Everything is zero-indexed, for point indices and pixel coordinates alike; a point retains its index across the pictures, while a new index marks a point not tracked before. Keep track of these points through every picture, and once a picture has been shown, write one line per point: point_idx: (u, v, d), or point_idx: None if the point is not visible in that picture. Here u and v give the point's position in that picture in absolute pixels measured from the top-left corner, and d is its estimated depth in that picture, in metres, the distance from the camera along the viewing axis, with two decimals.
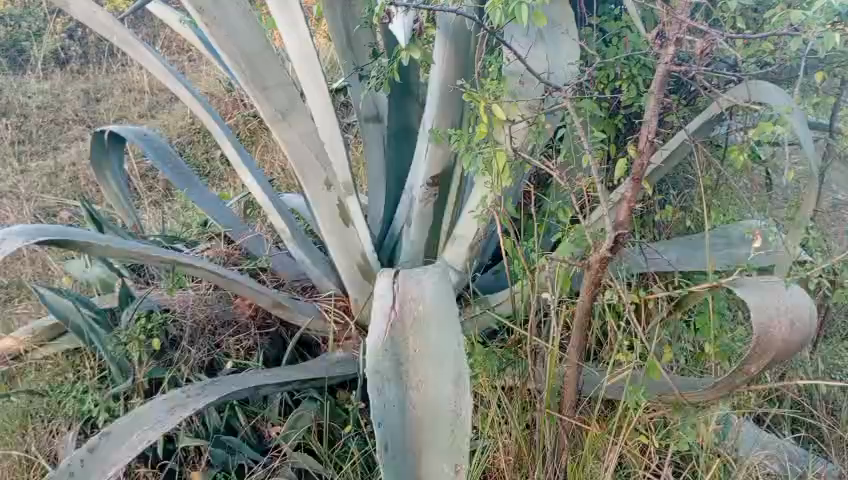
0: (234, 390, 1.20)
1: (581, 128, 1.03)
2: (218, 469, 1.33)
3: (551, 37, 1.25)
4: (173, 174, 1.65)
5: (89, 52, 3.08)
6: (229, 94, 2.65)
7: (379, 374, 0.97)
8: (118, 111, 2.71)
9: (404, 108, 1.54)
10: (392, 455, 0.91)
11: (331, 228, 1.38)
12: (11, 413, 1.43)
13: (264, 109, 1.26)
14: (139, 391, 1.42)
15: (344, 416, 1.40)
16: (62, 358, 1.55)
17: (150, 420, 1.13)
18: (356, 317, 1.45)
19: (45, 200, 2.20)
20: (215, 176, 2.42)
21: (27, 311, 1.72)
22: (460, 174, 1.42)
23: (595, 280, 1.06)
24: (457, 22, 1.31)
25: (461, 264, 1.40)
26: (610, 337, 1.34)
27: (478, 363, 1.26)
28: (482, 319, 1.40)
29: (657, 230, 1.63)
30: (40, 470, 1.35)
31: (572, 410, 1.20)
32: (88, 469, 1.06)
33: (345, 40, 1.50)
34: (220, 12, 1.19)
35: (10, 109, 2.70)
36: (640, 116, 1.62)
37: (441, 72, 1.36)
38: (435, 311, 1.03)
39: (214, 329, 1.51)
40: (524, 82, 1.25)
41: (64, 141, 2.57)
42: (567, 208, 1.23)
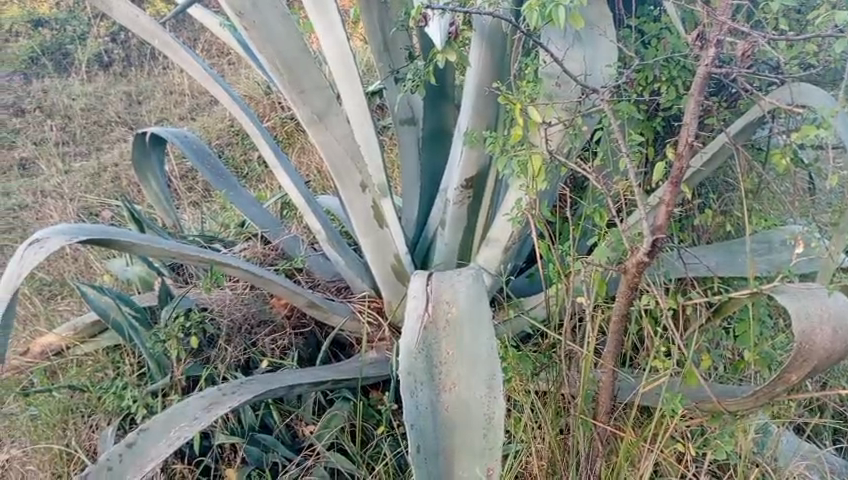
0: (270, 389, 1.21)
1: (619, 131, 1.01)
2: (252, 467, 1.35)
3: (588, 39, 1.24)
4: (213, 176, 1.67)
5: (132, 55, 3.14)
6: (266, 96, 2.68)
7: (412, 375, 0.96)
8: (159, 113, 2.76)
9: (438, 110, 1.54)
10: (425, 457, 0.92)
11: (366, 230, 1.38)
12: (53, 407, 1.47)
13: (301, 111, 1.27)
14: (177, 388, 1.44)
15: (377, 417, 1.40)
16: (102, 355, 1.57)
17: (187, 418, 1.14)
18: (390, 318, 1.45)
19: (88, 200, 2.25)
20: (253, 177, 2.45)
21: (69, 307, 1.76)
22: (494, 177, 1.41)
23: (632, 284, 1.04)
24: (494, 23, 1.31)
25: (495, 267, 1.39)
26: (647, 343, 1.32)
27: (511, 367, 1.26)
28: (516, 323, 1.40)
29: (696, 235, 1.61)
30: (78, 464, 1.39)
31: (607, 416, 1.19)
32: (127, 465, 1.08)
33: (381, 43, 1.51)
34: (259, 16, 1.20)
35: (56, 111, 2.77)
36: (679, 118, 1.60)
37: (476, 74, 1.35)
38: (468, 313, 1.03)
39: (251, 327, 1.53)
40: (560, 84, 1.25)
41: (106, 142, 2.63)
42: (603, 211, 1.21)
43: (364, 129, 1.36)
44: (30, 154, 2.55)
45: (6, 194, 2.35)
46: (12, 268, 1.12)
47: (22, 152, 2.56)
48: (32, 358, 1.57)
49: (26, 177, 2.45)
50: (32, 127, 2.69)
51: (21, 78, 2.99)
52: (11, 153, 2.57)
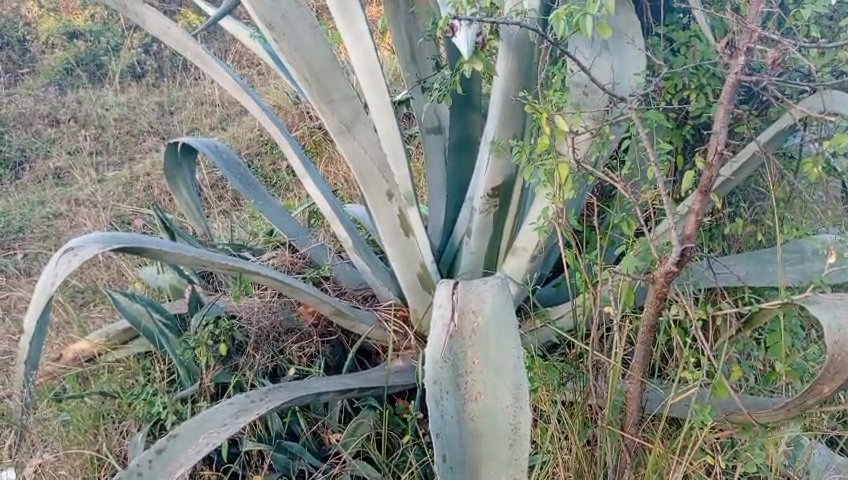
0: (298, 396, 1.23)
1: (647, 139, 1.00)
2: (279, 474, 1.36)
3: (616, 46, 1.24)
4: (242, 185, 1.70)
5: (164, 66, 3.20)
6: (295, 106, 2.71)
7: (438, 384, 0.96)
8: (191, 123, 2.81)
9: (465, 118, 1.54)
10: (450, 466, 0.91)
11: (392, 239, 1.39)
12: (85, 413, 1.50)
13: (328, 120, 1.29)
14: (205, 394, 1.47)
15: (403, 425, 1.41)
16: (133, 361, 1.61)
17: (216, 424, 1.15)
18: (416, 327, 1.46)
19: (121, 208, 2.29)
20: (281, 186, 2.48)
21: (102, 315, 1.79)
22: (521, 186, 1.41)
23: (660, 294, 1.03)
24: (521, 33, 1.30)
25: (521, 276, 1.39)
26: (676, 353, 1.31)
27: (538, 377, 1.25)
28: (542, 332, 1.40)
29: (726, 244, 1.59)
30: (108, 469, 1.42)
31: (636, 428, 1.16)
32: (156, 470, 1.08)
33: (409, 53, 1.53)
34: (289, 27, 1.22)
35: (90, 121, 2.83)
36: (709, 127, 1.58)
37: (503, 83, 1.35)
38: (494, 324, 1.03)
39: (279, 335, 1.54)
40: (587, 93, 1.27)
41: (139, 152, 2.68)
42: (631, 220, 1.20)
43: (388, 119, 1.34)
44: (64, 164, 2.61)
45: (41, 203, 2.40)
46: (47, 275, 1.15)
47: (57, 162, 2.62)
48: (64, 364, 1.60)
49: (61, 186, 2.51)
50: (67, 137, 2.75)
51: (57, 89, 3.06)
52: (46, 162, 2.63)
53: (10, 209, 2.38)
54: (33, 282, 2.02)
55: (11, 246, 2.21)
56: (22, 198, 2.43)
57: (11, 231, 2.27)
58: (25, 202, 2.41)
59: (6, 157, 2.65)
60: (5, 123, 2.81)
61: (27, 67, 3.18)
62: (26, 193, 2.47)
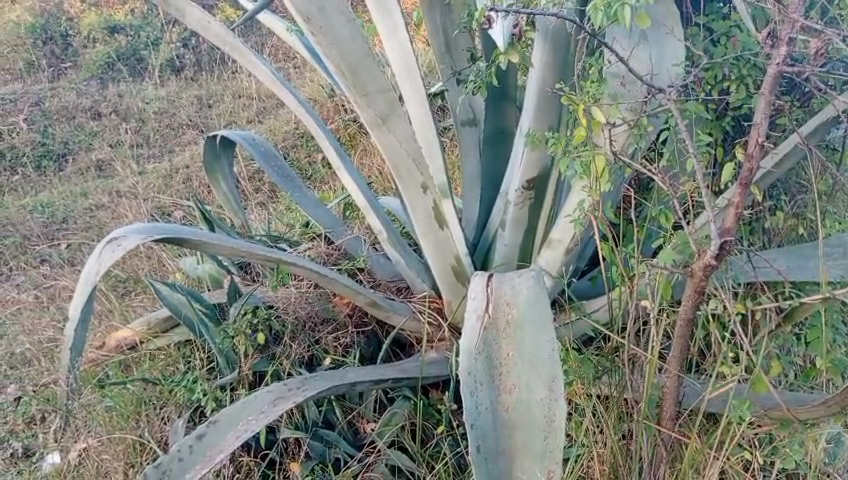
0: (333, 386, 1.24)
1: (686, 131, 0.98)
2: (316, 462, 1.39)
3: (655, 38, 1.23)
4: (279, 177, 1.72)
5: (202, 59, 3.24)
6: (330, 98, 2.73)
7: (472, 374, 0.97)
8: (228, 116, 2.85)
9: (500, 111, 1.54)
10: (485, 457, 0.92)
11: (427, 231, 1.40)
12: (127, 399, 1.54)
13: (364, 113, 1.30)
14: (244, 382, 1.50)
15: (437, 416, 1.42)
16: (174, 350, 1.64)
17: (254, 411, 1.17)
18: (450, 318, 1.47)
19: (161, 200, 2.34)
20: (317, 179, 2.51)
21: (143, 304, 1.83)
22: (556, 178, 1.40)
23: (698, 288, 1.01)
24: (558, 23, 1.29)
25: (556, 269, 1.38)
26: (713, 347, 1.29)
27: (572, 371, 1.28)
28: (577, 326, 1.39)
29: (766, 238, 1.56)
30: (150, 454, 1.46)
31: (672, 422, 1.15)
32: (196, 455, 1.11)
33: (443, 45, 1.52)
34: (326, 21, 1.23)
35: (131, 115, 2.89)
36: (750, 118, 1.56)
37: (539, 75, 1.35)
38: (529, 316, 1.03)
39: (315, 325, 1.56)
40: (624, 83, 1.23)
41: (178, 145, 2.73)
42: (669, 213, 1.18)
43: (420, 110, 1.35)
44: (106, 156, 2.67)
45: (84, 195, 2.46)
46: (91, 265, 1.18)
47: (99, 154, 2.67)
48: (108, 351, 1.65)
49: (102, 178, 2.57)
50: (109, 130, 2.81)
51: (98, 83, 3.12)
52: (89, 154, 2.69)
53: (54, 200, 2.44)
54: (77, 271, 2.07)
55: (55, 236, 2.27)
56: (66, 189, 2.49)
57: (55, 221, 2.33)
58: (68, 193, 2.47)
59: (50, 149, 2.71)
60: (49, 116, 2.87)
61: (70, 61, 3.25)
62: (70, 185, 2.53)
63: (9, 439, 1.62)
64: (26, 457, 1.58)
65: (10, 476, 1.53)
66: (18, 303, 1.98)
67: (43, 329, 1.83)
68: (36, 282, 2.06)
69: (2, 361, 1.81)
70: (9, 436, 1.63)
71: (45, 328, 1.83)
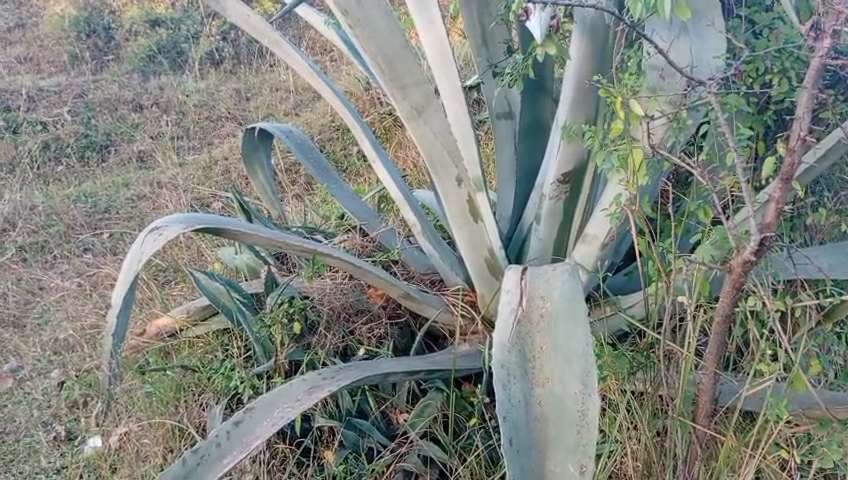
0: (366, 375, 1.25)
1: (726, 125, 0.96)
2: (349, 450, 1.41)
3: (695, 30, 1.21)
4: (315, 169, 1.74)
5: (241, 53, 3.28)
6: (366, 91, 2.74)
7: (505, 367, 0.97)
8: (266, 109, 2.88)
9: (537, 104, 1.53)
10: (517, 450, 0.91)
11: (461, 223, 1.40)
12: (167, 385, 1.58)
13: (400, 106, 1.30)
14: (280, 371, 1.52)
15: (469, 409, 1.42)
16: (213, 338, 1.68)
17: (290, 398, 1.20)
18: (483, 311, 1.47)
19: (201, 191, 2.38)
20: (352, 172, 2.53)
21: (182, 293, 1.87)
22: (593, 171, 1.40)
23: (737, 284, 0.99)
24: (596, 15, 1.28)
25: (591, 264, 1.38)
26: (751, 345, 1.28)
27: (607, 366, 1.27)
28: (612, 321, 1.40)
29: (808, 235, 1.53)
30: (189, 439, 1.50)
31: (707, 419, 1.13)
32: (233, 441, 1.13)
33: (480, 37, 1.51)
34: (363, 13, 1.23)
35: (172, 107, 2.94)
36: (792, 112, 1.53)
37: (576, 67, 1.34)
38: (564, 310, 1.03)
39: (349, 315, 1.58)
40: (664, 76, 1.22)
41: (217, 137, 2.77)
42: (708, 208, 1.15)
43: (455, 104, 1.35)
44: (147, 147, 2.72)
45: (126, 185, 2.51)
46: (133, 253, 1.21)
47: (140, 145, 2.73)
48: (148, 338, 1.68)
49: (144, 169, 2.62)
50: (150, 122, 2.86)
51: (139, 76, 3.18)
52: (130, 146, 2.75)
53: (97, 191, 2.50)
54: (118, 260, 2.12)
55: (98, 226, 2.32)
56: (108, 180, 2.55)
57: (98, 211, 2.39)
58: (111, 184, 2.53)
59: (93, 140, 2.76)
60: (92, 108, 2.92)
61: (112, 54, 3.30)
62: (112, 176, 2.59)
63: (53, 422, 1.67)
64: (68, 440, 1.63)
65: (54, 458, 1.58)
66: (62, 290, 2.04)
67: (85, 315, 1.87)
68: (79, 270, 2.12)
69: (46, 346, 1.86)
70: (53, 420, 1.68)
71: (88, 315, 1.88)
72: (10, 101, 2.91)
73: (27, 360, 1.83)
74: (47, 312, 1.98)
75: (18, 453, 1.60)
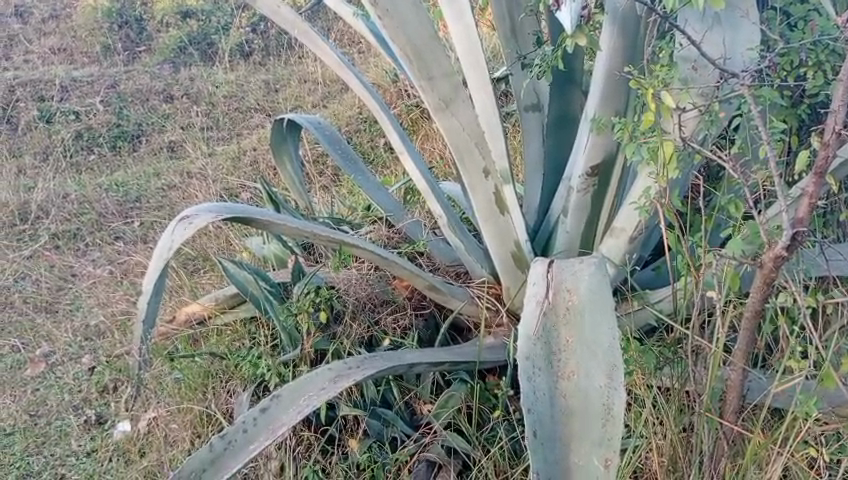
0: (391, 365, 1.26)
1: (759, 117, 0.94)
2: (373, 439, 1.42)
3: (728, 21, 1.20)
4: (342, 160, 1.75)
5: (270, 44, 3.31)
6: (393, 83, 2.74)
7: (530, 359, 0.97)
8: (294, 100, 2.90)
9: (566, 96, 1.51)
10: (542, 442, 0.90)
11: (487, 215, 1.39)
12: (195, 371, 1.61)
13: (428, 98, 1.30)
14: (306, 359, 1.53)
15: (493, 401, 1.41)
16: (240, 325, 1.69)
17: (315, 388, 1.20)
18: (508, 304, 1.47)
19: (229, 181, 2.41)
20: (379, 163, 2.54)
21: (211, 281, 1.89)
22: (622, 164, 1.38)
23: (767, 280, 0.97)
24: (627, 5, 1.27)
25: (619, 258, 1.37)
26: (781, 342, 1.26)
27: (633, 361, 1.25)
28: (639, 316, 1.38)
29: (841, 231, 1.50)
30: (216, 425, 1.52)
31: (735, 415, 1.12)
32: (260, 427, 1.14)
33: (509, 28, 1.51)
34: (393, 5, 1.23)
35: (202, 98, 2.97)
36: (827, 106, 1.49)
37: (606, 58, 1.32)
38: (590, 304, 1.03)
39: (375, 306, 1.59)
40: (696, 68, 1.20)
41: (246, 128, 2.80)
42: (740, 202, 1.14)
43: (485, 95, 1.34)
44: (178, 138, 2.75)
45: (156, 175, 2.55)
46: (163, 241, 1.23)
47: (171, 136, 2.76)
48: (178, 325, 1.71)
49: (174, 159, 2.66)
50: (180, 113, 2.90)
51: (170, 67, 3.22)
52: (161, 136, 2.78)
53: (128, 180, 2.54)
54: (149, 248, 2.15)
55: (129, 215, 2.36)
56: (139, 169, 2.59)
57: (129, 200, 2.42)
58: (141, 173, 2.56)
59: (124, 130, 2.80)
60: (124, 98, 2.96)
61: (144, 45, 3.34)
62: (143, 165, 2.62)
63: (83, 406, 1.70)
64: (98, 424, 1.66)
65: (84, 442, 1.61)
66: (93, 278, 2.08)
67: (116, 302, 1.92)
68: (110, 258, 2.16)
69: (78, 332, 1.90)
70: (83, 404, 1.71)
71: (119, 302, 1.92)
72: (44, 90, 2.95)
73: (58, 345, 1.87)
74: (78, 299, 2.02)
75: (49, 436, 1.63)
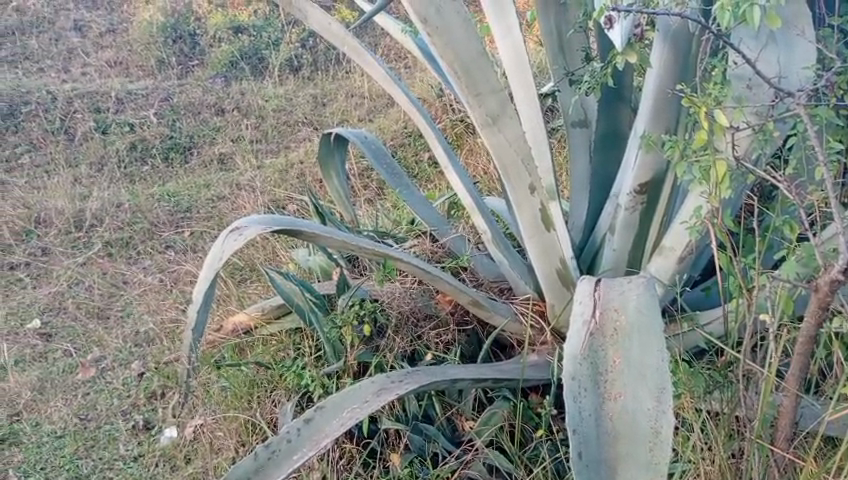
0: (433, 380, 1.25)
1: (816, 137, 0.92)
2: (414, 454, 1.42)
3: (784, 39, 1.18)
4: (389, 174, 1.76)
5: (319, 60, 3.38)
6: (439, 98, 2.77)
7: (577, 380, 0.95)
8: (341, 114, 2.95)
9: (615, 113, 1.50)
10: (586, 464, 0.88)
11: (533, 232, 1.38)
12: (241, 380, 1.63)
13: (476, 114, 1.29)
14: (349, 372, 1.55)
15: (536, 420, 1.41)
16: (285, 336, 1.71)
17: (356, 402, 1.20)
18: (553, 323, 1.46)
19: (276, 194, 2.45)
20: (423, 177, 2.55)
21: (257, 291, 1.91)
22: (672, 182, 1.36)
23: (823, 304, 0.94)
24: (680, 24, 1.26)
25: (667, 277, 1.35)
26: (836, 369, 1.23)
27: (682, 383, 1.24)
28: (689, 338, 1.36)
29: None
30: (260, 434, 1.54)
31: (787, 443, 1.09)
32: (303, 438, 1.15)
33: (557, 44, 1.50)
34: (442, 22, 1.22)
35: (251, 111, 3.03)
36: None
37: (657, 76, 1.31)
38: (638, 325, 1.01)
39: (417, 320, 1.59)
40: (751, 87, 1.19)
41: (294, 142, 2.85)
42: (795, 223, 1.10)
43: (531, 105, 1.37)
44: (228, 150, 2.81)
45: (207, 186, 2.61)
46: (215, 251, 1.25)
47: (221, 148, 2.82)
48: (225, 334, 1.74)
49: (224, 171, 2.71)
50: (231, 126, 2.96)
51: (223, 80, 3.30)
52: (212, 148, 2.84)
53: (180, 190, 2.60)
54: (198, 257, 2.20)
55: (180, 225, 2.42)
56: (189, 180, 2.65)
57: (179, 210, 2.49)
58: (192, 184, 2.63)
59: (177, 142, 2.87)
60: (177, 111, 3.04)
61: (197, 60, 3.43)
62: (194, 177, 2.69)
63: (131, 412, 1.74)
64: (146, 429, 1.69)
65: (132, 447, 1.65)
66: (144, 286, 2.13)
67: (167, 310, 1.97)
68: (161, 267, 2.21)
69: (128, 338, 1.95)
70: (131, 409, 1.75)
71: (169, 309, 1.97)
72: (101, 103, 3.04)
73: (109, 350, 1.92)
74: (129, 306, 2.07)
75: (98, 440, 1.67)
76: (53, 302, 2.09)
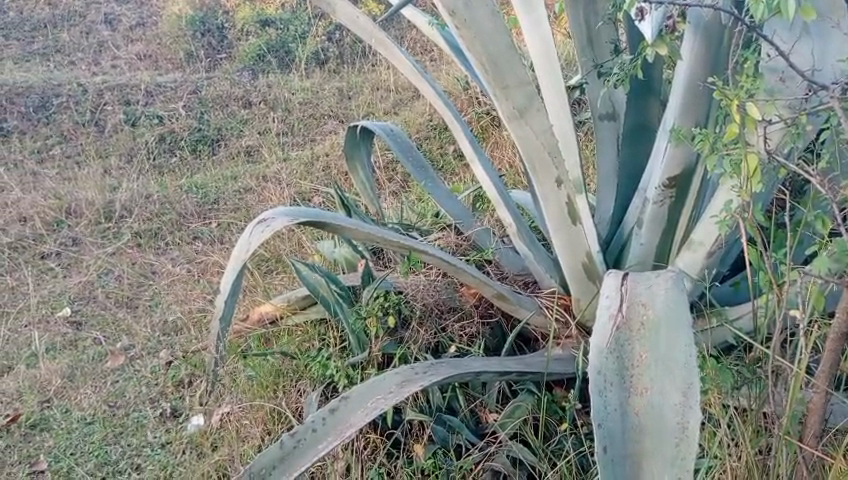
0: (458, 372, 1.25)
1: None
2: (438, 446, 1.42)
3: (818, 31, 1.15)
4: (415, 168, 1.76)
5: (345, 53, 3.39)
6: (465, 91, 2.76)
7: (603, 375, 0.95)
8: (366, 107, 2.96)
9: (643, 106, 1.49)
10: (611, 459, 0.88)
11: (559, 225, 1.38)
12: (267, 369, 1.65)
13: (503, 107, 1.27)
14: (373, 362, 1.55)
15: (560, 413, 1.41)
16: (311, 326, 1.73)
17: (382, 392, 1.21)
18: (579, 317, 1.45)
19: (302, 186, 2.47)
20: (448, 170, 2.55)
21: (283, 282, 1.93)
22: (702, 175, 1.34)
23: None
24: (712, 15, 1.24)
25: (695, 272, 1.34)
26: None
27: (709, 379, 1.21)
28: (717, 333, 1.35)
29: None
30: (286, 423, 1.56)
31: (816, 440, 1.08)
32: (328, 427, 1.16)
33: (585, 36, 1.48)
34: (470, 14, 1.22)
35: (278, 104, 3.05)
36: None
37: (688, 68, 1.30)
38: (666, 320, 1.00)
39: (442, 312, 1.60)
40: (784, 79, 1.17)
41: (320, 134, 2.86)
42: (828, 218, 1.08)
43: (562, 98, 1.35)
44: (254, 143, 2.84)
45: (234, 178, 2.63)
46: (242, 242, 1.26)
47: (248, 141, 2.85)
48: (251, 324, 1.76)
49: (251, 164, 2.74)
50: (258, 118, 2.99)
51: (250, 73, 3.32)
52: (239, 140, 2.87)
53: (207, 182, 2.63)
54: (225, 248, 2.22)
55: (207, 216, 2.45)
56: (217, 172, 2.68)
57: (207, 201, 2.51)
58: (220, 176, 2.65)
59: (205, 134, 2.91)
60: (206, 104, 3.07)
61: (225, 53, 3.46)
62: (221, 169, 2.71)
63: (159, 399, 1.77)
64: (173, 417, 1.72)
65: (159, 434, 1.67)
66: (172, 276, 2.16)
67: (194, 299, 1.99)
68: (188, 257, 2.24)
69: (156, 327, 1.98)
70: (159, 397, 1.78)
71: (196, 299, 1.99)
72: (131, 95, 3.08)
73: (138, 339, 1.95)
74: (158, 296, 2.10)
75: (126, 427, 1.70)
76: (84, 291, 2.13)
